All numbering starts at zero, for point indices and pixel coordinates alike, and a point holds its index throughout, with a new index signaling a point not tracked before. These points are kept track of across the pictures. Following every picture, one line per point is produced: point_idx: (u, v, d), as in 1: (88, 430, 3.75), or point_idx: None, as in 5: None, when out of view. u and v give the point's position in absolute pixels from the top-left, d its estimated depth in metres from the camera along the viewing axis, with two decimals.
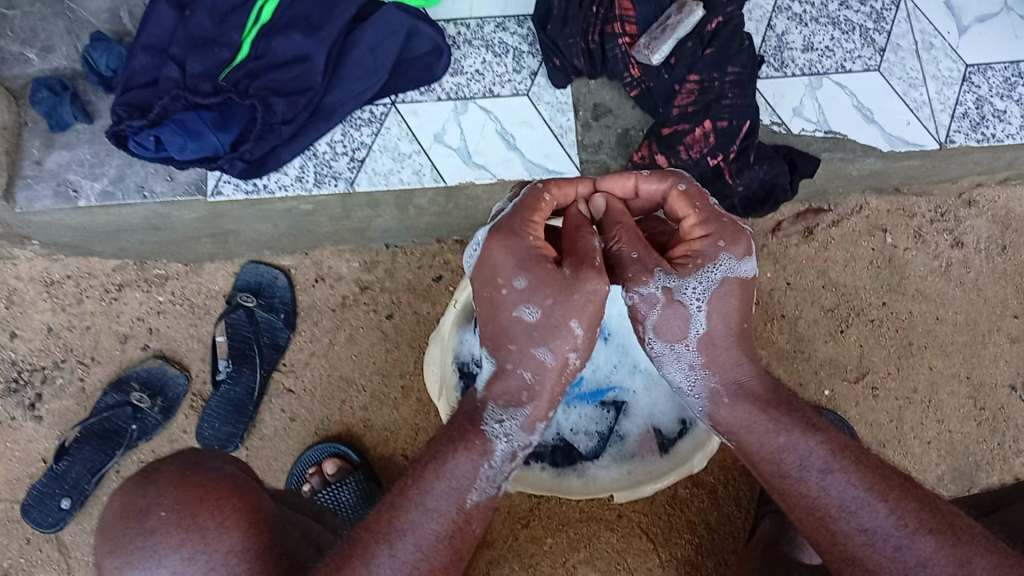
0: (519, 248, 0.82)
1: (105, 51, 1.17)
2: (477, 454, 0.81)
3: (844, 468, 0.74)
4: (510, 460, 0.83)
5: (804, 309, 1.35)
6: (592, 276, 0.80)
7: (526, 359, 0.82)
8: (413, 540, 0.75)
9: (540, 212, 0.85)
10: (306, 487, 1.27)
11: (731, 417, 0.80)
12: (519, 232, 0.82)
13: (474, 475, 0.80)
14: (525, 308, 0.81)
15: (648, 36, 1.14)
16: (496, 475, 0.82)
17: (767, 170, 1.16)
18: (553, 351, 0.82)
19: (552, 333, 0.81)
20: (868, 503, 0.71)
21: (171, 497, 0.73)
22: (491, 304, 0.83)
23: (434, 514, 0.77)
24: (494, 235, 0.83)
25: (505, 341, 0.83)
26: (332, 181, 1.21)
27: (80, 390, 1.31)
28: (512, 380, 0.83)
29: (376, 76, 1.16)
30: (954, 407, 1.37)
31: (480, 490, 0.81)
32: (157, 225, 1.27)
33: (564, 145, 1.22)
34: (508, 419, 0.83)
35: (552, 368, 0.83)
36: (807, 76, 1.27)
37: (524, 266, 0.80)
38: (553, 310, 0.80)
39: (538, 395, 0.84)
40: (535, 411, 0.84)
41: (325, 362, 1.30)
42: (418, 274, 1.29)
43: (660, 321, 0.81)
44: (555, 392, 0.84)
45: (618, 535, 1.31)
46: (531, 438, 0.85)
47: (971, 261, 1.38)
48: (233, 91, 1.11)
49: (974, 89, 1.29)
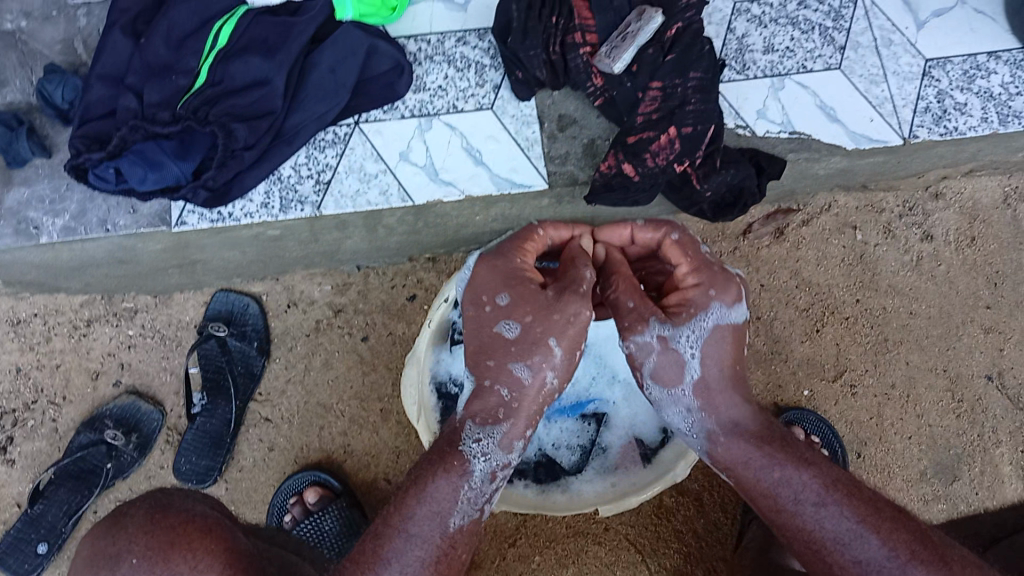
0: (506, 270, 0.87)
1: (61, 83, 1.14)
2: (458, 476, 0.80)
3: (836, 502, 0.73)
4: (490, 480, 0.82)
5: (779, 310, 1.37)
6: (574, 300, 0.84)
7: (504, 375, 0.83)
8: (398, 568, 0.74)
9: (533, 245, 0.92)
10: (287, 517, 1.26)
11: (730, 452, 0.81)
12: (508, 259, 0.88)
13: (455, 498, 0.79)
14: (506, 324, 0.84)
15: (609, 45, 1.14)
16: (476, 497, 0.82)
17: (735, 173, 1.17)
18: (531, 368, 0.83)
19: (531, 348, 0.82)
20: (856, 531, 0.71)
21: (141, 542, 0.70)
22: (474, 324, 0.86)
23: (418, 540, 0.76)
24: (484, 259, 0.89)
25: (484, 358, 0.84)
26: (298, 207, 1.18)
27: (52, 429, 1.29)
28: (490, 397, 0.83)
29: (338, 96, 1.15)
30: (933, 401, 1.38)
31: (462, 513, 0.80)
32: (123, 257, 1.22)
33: (531, 158, 1.21)
34: (485, 437, 0.82)
35: (530, 387, 0.83)
36: (768, 78, 1.26)
37: (508, 284, 0.86)
38: (532, 326, 0.83)
39: (515, 412, 0.83)
40: (512, 428, 0.83)
41: (302, 390, 1.30)
42: (391, 294, 1.30)
43: (658, 368, 0.84)
44: (532, 413, 0.84)
45: (605, 548, 1.30)
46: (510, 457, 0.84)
47: (941, 253, 1.39)
48: (192, 118, 1.09)
49: (934, 83, 1.27)
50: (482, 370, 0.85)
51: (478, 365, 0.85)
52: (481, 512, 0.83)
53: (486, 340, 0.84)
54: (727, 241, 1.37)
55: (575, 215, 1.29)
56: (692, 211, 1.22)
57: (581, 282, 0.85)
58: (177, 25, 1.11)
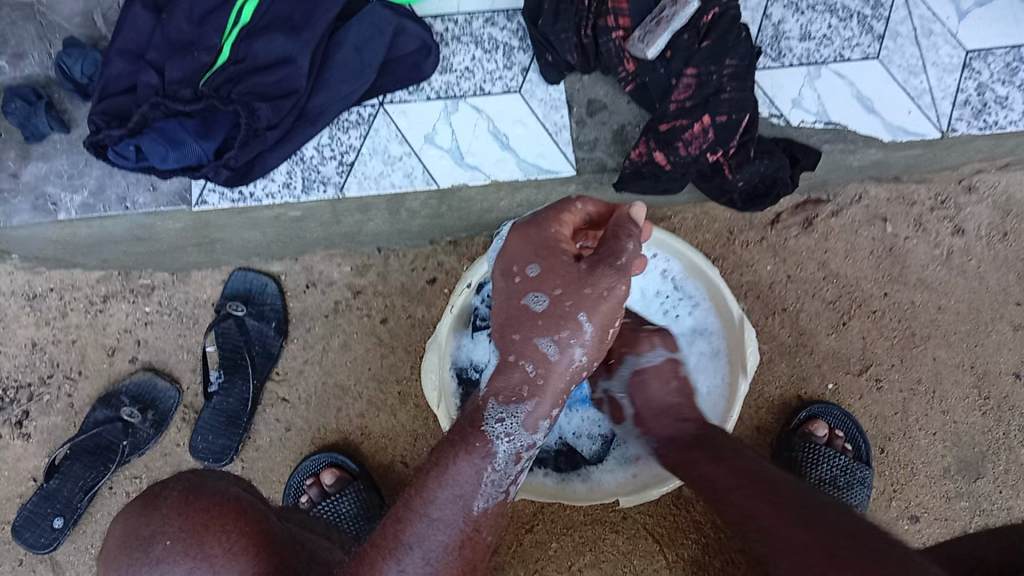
0: (539, 240, 0.82)
1: (81, 57, 1.11)
2: (479, 458, 0.79)
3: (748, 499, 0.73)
4: (514, 461, 0.81)
5: (805, 302, 1.35)
6: (607, 275, 0.78)
7: (529, 350, 0.81)
8: (419, 554, 0.73)
9: (570, 217, 0.84)
10: (303, 498, 1.26)
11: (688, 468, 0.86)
12: (540, 228, 0.83)
13: (477, 480, 0.78)
14: (533, 297, 0.80)
15: (643, 29, 1.10)
16: (502, 478, 0.80)
17: (769, 164, 1.14)
18: (557, 344, 0.80)
19: (558, 324, 0.79)
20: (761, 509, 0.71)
21: (175, 524, 0.69)
22: (504, 294, 0.83)
23: (441, 525, 0.75)
24: (516, 227, 0.84)
25: (510, 331, 0.82)
26: (321, 187, 1.15)
27: (68, 405, 1.29)
28: (514, 374, 0.81)
29: (362, 76, 1.11)
30: (959, 397, 1.36)
31: (485, 495, 0.79)
32: (141, 236, 1.19)
33: (559, 143, 1.18)
34: (507, 417, 0.80)
35: (557, 363, 0.81)
36: (805, 66, 1.21)
37: (539, 254, 0.81)
38: (560, 300, 0.79)
39: (539, 391, 0.81)
40: (537, 408, 0.82)
41: (320, 370, 1.29)
42: (411, 276, 1.28)
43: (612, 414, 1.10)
44: (559, 389, 0.82)
45: (623, 537, 1.29)
46: (536, 438, 0.82)
47: (972, 248, 1.36)
48: (215, 96, 1.06)
49: (974, 76, 1.22)
50: (506, 343, 0.82)
51: (502, 338, 0.82)
52: (507, 493, 0.82)
53: (513, 313, 0.82)
54: (755, 230, 1.35)
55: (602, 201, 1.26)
56: (722, 199, 1.19)
57: (619, 253, 0.78)
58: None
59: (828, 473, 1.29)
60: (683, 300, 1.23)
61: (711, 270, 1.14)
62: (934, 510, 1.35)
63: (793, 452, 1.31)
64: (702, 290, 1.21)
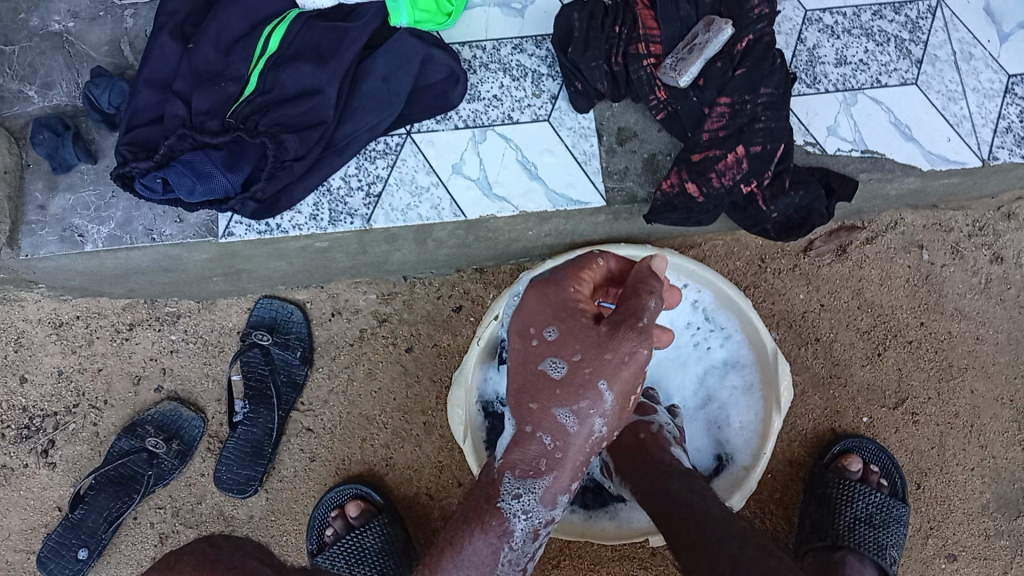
0: (558, 299, 0.84)
1: (108, 87, 1.10)
2: (497, 536, 0.83)
3: (680, 505, 0.82)
4: (532, 538, 0.85)
5: (839, 332, 1.32)
6: (628, 339, 0.79)
7: (546, 421, 0.84)
8: None
9: (590, 274, 0.87)
10: (328, 530, 1.25)
11: (661, 506, 0.85)
12: (559, 289, 0.84)
13: (492, 560, 0.83)
14: (552, 363, 0.82)
15: (674, 56, 1.08)
16: (519, 556, 0.85)
17: (804, 195, 1.11)
18: (576, 413, 0.82)
19: (577, 393, 0.82)
20: (698, 513, 0.80)
21: None
22: (521, 355, 0.85)
23: None
24: (535, 286, 0.86)
25: (527, 399, 0.84)
26: (347, 219, 1.13)
27: (94, 434, 1.28)
28: (531, 448, 0.84)
29: (392, 106, 1.10)
30: (998, 430, 1.32)
31: (502, 573, 0.84)
32: (167, 266, 1.18)
33: (589, 172, 1.15)
34: (524, 493, 0.84)
35: (575, 435, 0.84)
36: (841, 92, 1.18)
37: (558, 317, 0.83)
38: (579, 367, 0.81)
39: (557, 463, 0.84)
40: (555, 482, 0.85)
41: (345, 400, 1.27)
42: (436, 304, 1.27)
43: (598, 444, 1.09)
44: (576, 462, 0.85)
45: (652, 573, 1.27)
46: (553, 511, 0.87)
47: (1011, 276, 1.33)
48: (242, 129, 1.04)
49: (1018, 101, 1.19)
50: (524, 413, 0.85)
51: (520, 407, 0.85)
52: (524, 569, 0.87)
53: (532, 377, 0.84)
54: (787, 258, 1.32)
55: (632, 231, 1.24)
56: (754, 229, 1.16)
57: (641, 317, 0.79)
58: (227, 28, 1.08)
59: (863, 511, 1.25)
60: (714, 332, 1.20)
61: (743, 302, 1.12)
62: (973, 548, 1.31)
63: (827, 488, 1.27)
64: (734, 322, 1.17)
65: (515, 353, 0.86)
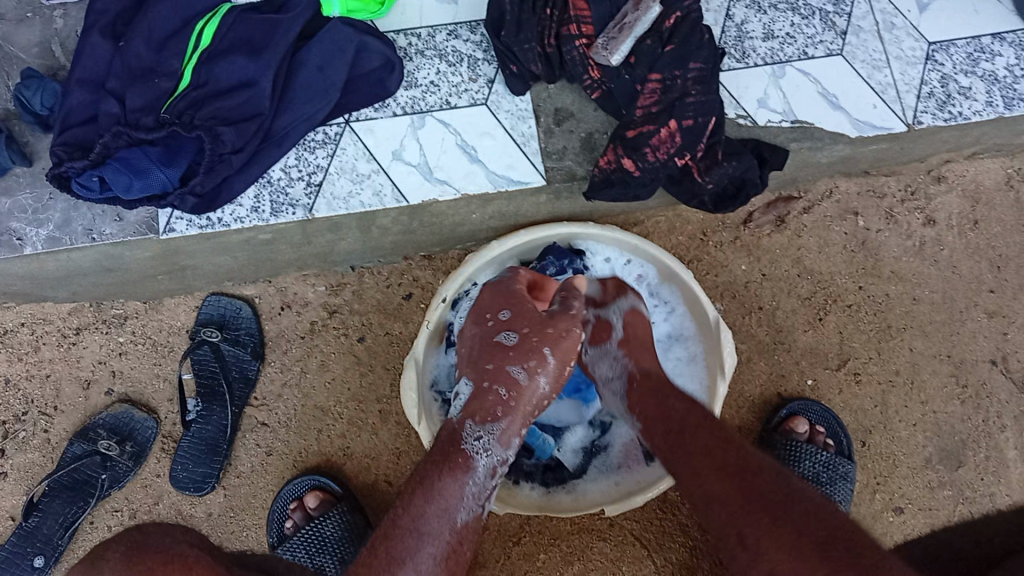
0: (507, 293, 0.97)
1: (39, 89, 1.09)
2: (462, 472, 0.83)
3: (709, 474, 0.74)
4: (491, 475, 0.86)
5: (781, 299, 1.36)
6: (564, 318, 0.93)
7: (501, 376, 0.89)
8: (412, 567, 0.75)
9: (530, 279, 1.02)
10: (288, 523, 1.25)
11: (676, 470, 0.78)
12: (508, 285, 0.99)
13: (461, 494, 0.82)
14: (505, 334, 0.92)
15: (606, 36, 1.09)
16: (481, 493, 0.85)
17: (737, 166, 1.14)
18: (527, 369, 0.89)
19: (526, 354, 0.90)
20: (720, 470, 0.73)
21: None
22: (478, 335, 0.95)
23: (429, 537, 0.77)
24: (489, 287, 1.00)
25: (485, 362, 0.91)
26: (290, 210, 1.14)
27: (45, 441, 1.27)
28: (489, 396, 0.88)
29: (327, 96, 1.10)
30: (937, 386, 1.37)
31: (467, 509, 0.82)
32: (109, 266, 1.18)
33: (528, 154, 1.17)
34: (485, 435, 0.86)
35: (527, 389, 0.90)
36: (769, 65, 1.21)
37: (509, 303, 0.95)
38: (529, 335, 0.91)
39: (511, 410, 0.88)
40: (509, 426, 0.88)
41: (299, 393, 1.28)
42: (386, 293, 1.27)
43: (592, 330, 0.98)
44: (525, 413, 0.90)
45: (611, 544, 1.30)
46: (508, 455, 0.89)
47: (944, 238, 1.37)
48: (178, 123, 1.05)
49: (938, 67, 1.23)
50: (480, 374, 0.91)
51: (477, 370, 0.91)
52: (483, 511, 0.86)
53: (486, 348, 0.93)
54: (728, 230, 1.35)
55: (574, 209, 1.26)
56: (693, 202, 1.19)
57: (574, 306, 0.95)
58: (157, 24, 1.07)
59: (810, 470, 1.30)
60: (658, 306, 1.23)
61: (686, 275, 1.14)
62: (920, 501, 1.35)
63: (774, 449, 1.32)
64: (677, 296, 1.21)
65: (472, 338, 0.97)
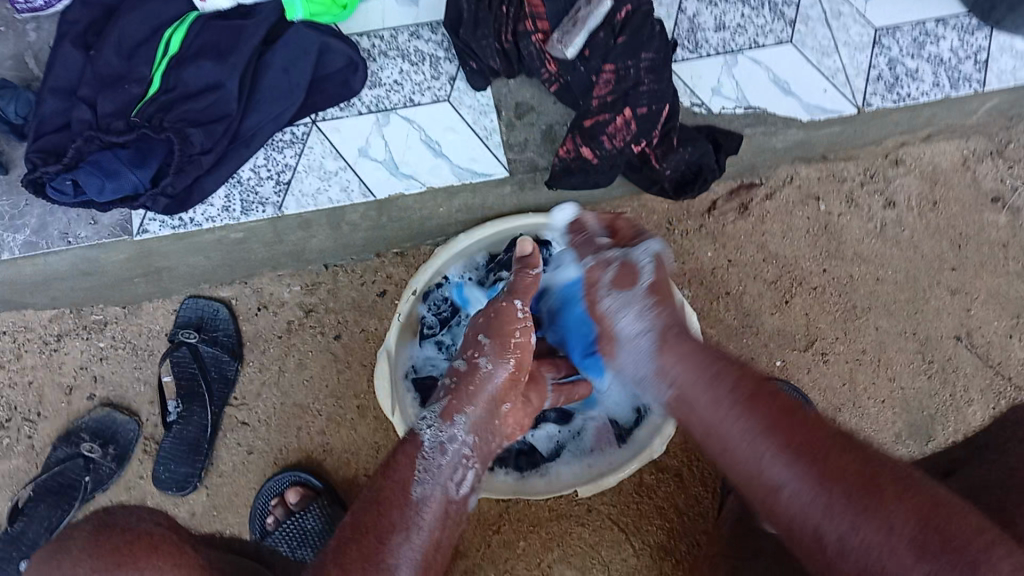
0: None
1: (13, 98, 1.13)
2: (410, 450, 0.90)
3: (780, 460, 0.70)
4: (441, 450, 0.89)
5: (748, 284, 1.39)
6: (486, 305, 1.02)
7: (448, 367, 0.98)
8: (378, 537, 0.80)
9: None
10: (270, 518, 1.28)
11: (734, 454, 0.74)
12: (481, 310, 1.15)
13: (413, 467, 0.87)
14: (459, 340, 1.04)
15: (561, 31, 1.12)
16: (435, 470, 0.88)
17: (692, 152, 1.19)
18: (464, 358, 0.97)
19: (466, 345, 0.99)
20: (788, 459, 0.69)
21: (87, 564, 0.74)
22: None
23: (388, 508, 0.83)
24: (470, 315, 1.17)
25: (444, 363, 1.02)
26: (259, 208, 1.17)
27: (29, 446, 1.30)
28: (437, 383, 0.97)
29: (293, 95, 1.14)
30: (904, 363, 1.40)
31: (425, 484, 0.86)
32: (86, 270, 1.20)
33: (490, 147, 1.21)
34: (429, 414, 0.93)
35: (468, 371, 0.96)
36: (722, 55, 1.25)
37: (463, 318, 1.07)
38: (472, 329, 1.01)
39: (454, 390, 0.94)
40: (452, 402, 0.93)
41: (278, 392, 1.31)
42: (361, 290, 1.31)
43: (615, 276, 0.96)
44: (480, 395, 0.94)
45: (589, 529, 1.32)
46: (458, 432, 0.92)
47: (904, 219, 1.41)
48: (148, 127, 1.09)
49: (885, 51, 1.27)
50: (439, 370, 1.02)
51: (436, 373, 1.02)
52: (448, 488, 0.88)
53: None
54: (693, 218, 1.38)
55: (540, 202, 1.31)
56: (654, 188, 1.24)
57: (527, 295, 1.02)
58: (127, 33, 1.11)
59: None
60: None
61: None
62: None
63: None
64: None
65: None
